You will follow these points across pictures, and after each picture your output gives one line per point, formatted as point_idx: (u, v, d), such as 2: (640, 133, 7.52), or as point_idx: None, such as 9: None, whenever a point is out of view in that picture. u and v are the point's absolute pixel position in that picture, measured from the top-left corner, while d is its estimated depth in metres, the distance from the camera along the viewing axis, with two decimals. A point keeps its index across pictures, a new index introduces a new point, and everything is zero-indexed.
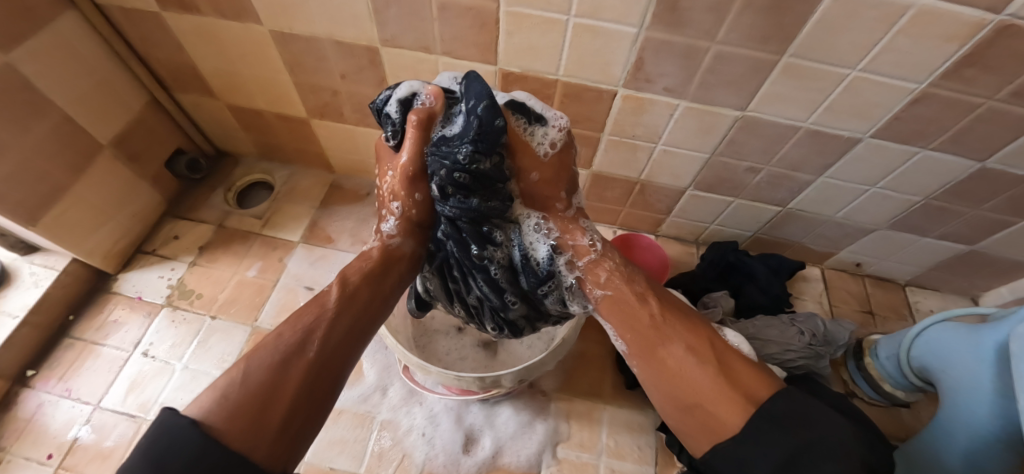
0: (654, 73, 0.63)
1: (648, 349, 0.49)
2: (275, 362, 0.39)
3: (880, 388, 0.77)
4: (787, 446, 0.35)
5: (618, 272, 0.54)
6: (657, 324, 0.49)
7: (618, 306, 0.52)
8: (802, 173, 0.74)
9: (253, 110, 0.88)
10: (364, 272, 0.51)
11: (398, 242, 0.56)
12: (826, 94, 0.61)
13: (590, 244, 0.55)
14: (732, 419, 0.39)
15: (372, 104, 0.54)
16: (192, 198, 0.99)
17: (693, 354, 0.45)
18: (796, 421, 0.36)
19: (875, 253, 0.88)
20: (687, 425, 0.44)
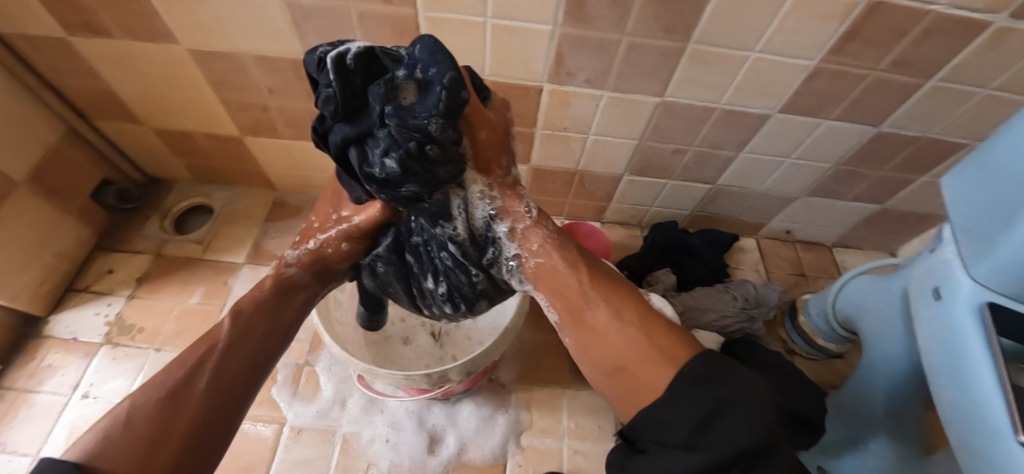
0: (574, 67, 0.66)
1: (576, 316, 0.43)
2: (161, 400, 0.35)
3: (813, 342, 0.83)
4: (707, 403, 0.30)
5: (552, 239, 0.48)
6: (586, 291, 0.44)
7: (555, 275, 0.46)
8: (724, 150, 0.79)
9: (182, 131, 0.85)
10: (257, 302, 0.48)
11: (293, 272, 0.54)
12: (732, 75, 0.66)
13: (525, 210, 0.49)
14: (657, 380, 0.34)
15: (309, 51, 0.37)
16: (125, 229, 0.95)
17: (620, 316, 0.40)
18: (713, 381, 0.31)
19: (801, 220, 0.94)
20: (615, 394, 0.39)
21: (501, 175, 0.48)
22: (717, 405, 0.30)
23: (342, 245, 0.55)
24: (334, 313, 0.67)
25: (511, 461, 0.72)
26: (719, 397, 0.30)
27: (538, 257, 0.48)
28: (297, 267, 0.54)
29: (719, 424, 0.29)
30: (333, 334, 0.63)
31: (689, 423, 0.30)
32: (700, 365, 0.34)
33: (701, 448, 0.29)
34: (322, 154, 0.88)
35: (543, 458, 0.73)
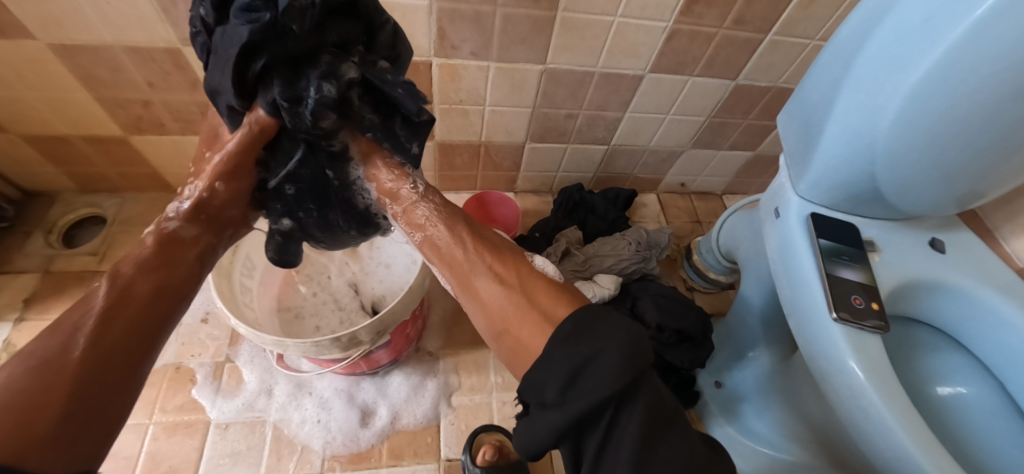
0: (456, 40, 0.69)
1: (465, 282, 0.50)
2: (31, 370, 0.34)
3: (707, 276, 0.94)
4: (574, 359, 0.37)
5: (438, 212, 0.53)
6: (468, 258, 0.50)
7: (440, 244, 0.51)
8: (610, 111, 0.86)
9: (56, 136, 0.80)
10: (140, 261, 0.45)
11: (178, 227, 0.49)
12: (602, 40, 0.72)
13: (409, 189, 0.54)
14: (535, 342, 0.41)
15: None
16: (1, 249, 0.87)
17: (500, 281, 0.48)
18: (583, 337, 0.38)
19: (691, 172, 1.05)
20: (504, 354, 0.46)
21: (384, 157, 0.53)
22: (585, 361, 0.36)
23: (216, 185, 0.49)
24: (242, 298, 0.66)
25: (443, 420, 0.77)
26: (584, 354, 0.37)
27: (424, 229, 0.53)
28: (178, 221, 0.49)
29: (583, 380, 0.35)
30: (241, 317, 0.62)
31: (560, 382, 0.36)
32: (573, 325, 0.40)
33: (568, 401, 0.35)
34: None
35: (474, 412, 0.78)
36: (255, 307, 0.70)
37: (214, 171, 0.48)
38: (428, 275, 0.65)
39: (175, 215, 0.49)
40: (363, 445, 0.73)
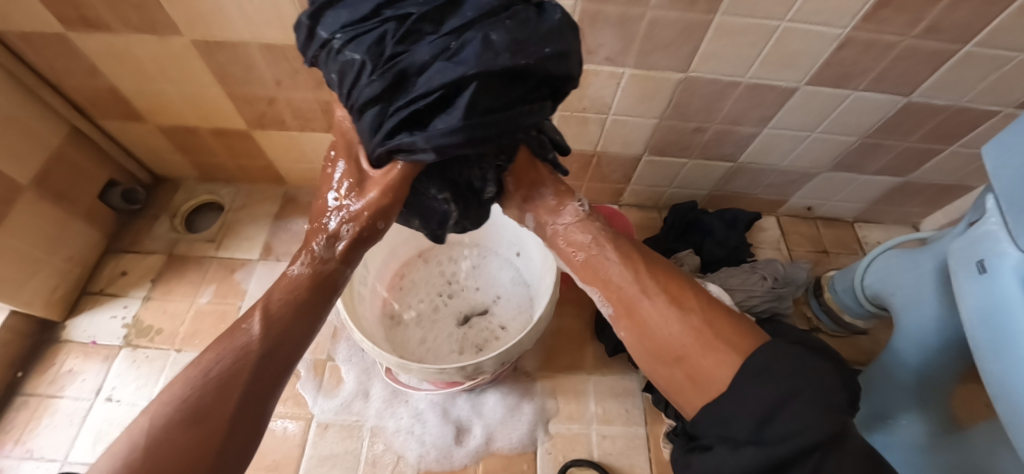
0: (594, 44, 0.62)
1: (628, 306, 0.42)
2: (167, 430, 0.31)
3: (840, 319, 0.83)
4: (766, 399, 0.28)
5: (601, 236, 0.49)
6: (631, 283, 0.43)
7: (605, 268, 0.46)
8: (744, 127, 0.76)
9: (186, 128, 0.83)
10: (290, 301, 0.41)
11: (329, 267, 0.44)
12: (759, 48, 0.62)
13: (576, 211, 0.51)
14: (718, 371, 0.33)
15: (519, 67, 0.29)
16: (134, 229, 0.94)
17: (677, 306, 0.39)
18: (773, 374, 0.30)
19: (822, 196, 0.93)
20: (674, 384, 0.37)
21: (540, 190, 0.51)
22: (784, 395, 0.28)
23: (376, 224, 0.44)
24: (359, 305, 0.66)
25: (540, 448, 0.72)
26: (779, 392, 0.28)
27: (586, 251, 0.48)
28: (335, 261, 0.45)
29: (784, 421, 0.27)
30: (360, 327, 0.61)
31: (749, 421, 0.29)
32: (761, 358, 0.32)
33: (768, 443, 0.27)
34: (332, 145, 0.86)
35: (572, 444, 0.73)
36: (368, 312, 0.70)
37: (370, 204, 0.42)
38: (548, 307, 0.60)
39: (324, 253, 0.44)
40: (457, 464, 0.71)
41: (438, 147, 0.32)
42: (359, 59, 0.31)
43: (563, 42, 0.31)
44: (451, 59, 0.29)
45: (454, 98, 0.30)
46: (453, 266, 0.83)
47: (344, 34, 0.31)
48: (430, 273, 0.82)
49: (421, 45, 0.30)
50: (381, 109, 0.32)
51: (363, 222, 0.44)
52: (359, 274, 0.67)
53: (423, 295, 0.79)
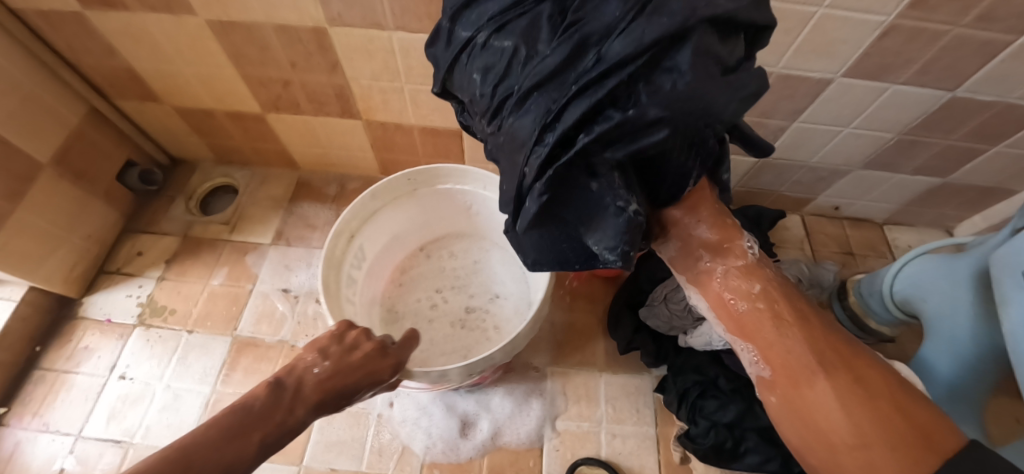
0: None
1: (779, 378, 0.35)
2: None
3: (865, 324, 0.79)
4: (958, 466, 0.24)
5: (744, 276, 0.41)
6: (778, 330, 0.36)
7: (761, 327, 0.37)
8: (773, 120, 0.73)
9: (203, 110, 0.83)
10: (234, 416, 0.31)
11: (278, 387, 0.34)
12: (794, 36, 0.58)
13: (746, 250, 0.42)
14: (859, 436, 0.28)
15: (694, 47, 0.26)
16: (150, 210, 0.95)
17: (840, 364, 0.32)
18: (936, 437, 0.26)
19: (851, 195, 0.89)
20: (805, 441, 0.33)
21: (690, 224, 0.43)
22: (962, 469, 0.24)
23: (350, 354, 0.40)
24: (347, 293, 0.64)
25: (548, 444, 0.71)
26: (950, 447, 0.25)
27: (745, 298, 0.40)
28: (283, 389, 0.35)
29: None
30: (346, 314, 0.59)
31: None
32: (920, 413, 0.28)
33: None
34: (346, 130, 0.85)
35: (580, 441, 0.71)
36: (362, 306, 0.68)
37: (358, 357, 0.40)
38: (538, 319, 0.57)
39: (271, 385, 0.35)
40: (463, 457, 0.70)
41: (546, 116, 0.30)
42: (506, 45, 0.33)
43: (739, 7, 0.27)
44: (642, 14, 0.26)
45: (623, 73, 0.27)
46: (456, 261, 0.81)
47: (491, 26, 0.34)
48: (432, 268, 0.81)
49: (601, 11, 0.28)
50: (513, 103, 0.32)
51: (335, 358, 0.38)
52: (353, 259, 0.67)
53: (425, 288, 0.78)
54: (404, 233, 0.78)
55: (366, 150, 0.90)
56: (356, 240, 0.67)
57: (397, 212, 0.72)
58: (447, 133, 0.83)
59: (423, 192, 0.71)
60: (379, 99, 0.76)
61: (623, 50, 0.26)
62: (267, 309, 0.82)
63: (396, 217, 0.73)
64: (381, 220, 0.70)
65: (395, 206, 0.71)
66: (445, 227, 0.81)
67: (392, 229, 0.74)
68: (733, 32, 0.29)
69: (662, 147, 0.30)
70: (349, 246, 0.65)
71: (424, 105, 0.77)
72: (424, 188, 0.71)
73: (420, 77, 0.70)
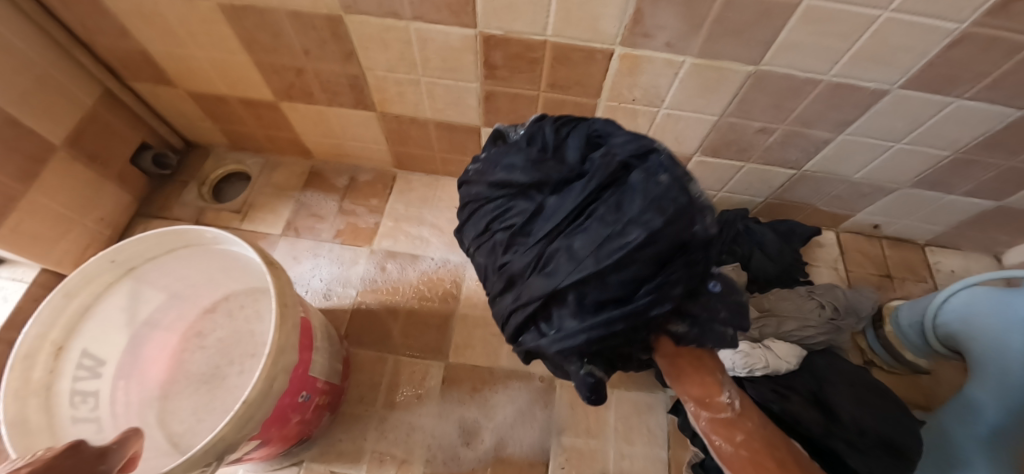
0: (653, 26, 0.54)
1: None
2: None
3: (900, 356, 0.73)
4: None
5: (723, 425, 0.44)
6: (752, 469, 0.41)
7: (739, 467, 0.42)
8: (816, 131, 0.67)
9: (216, 95, 0.81)
10: None
11: None
12: (850, 42, 0.52)
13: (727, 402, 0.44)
14: None
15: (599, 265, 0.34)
16: (163, 195, 0.94)
17: None
18: None
19: (894, 214, 0.83)
20: None
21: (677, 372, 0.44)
22: None
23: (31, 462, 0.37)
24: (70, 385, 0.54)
25: (553, 460, 0.68)
26: None
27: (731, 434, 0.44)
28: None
29: None
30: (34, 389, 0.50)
31: None
32: None
33: None
34: (361, 121, 0.82)
35: (587, 460, 0.68)
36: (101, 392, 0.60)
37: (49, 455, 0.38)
38: (284, 373, 0.47)
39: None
40: (465, 467, 0.67)
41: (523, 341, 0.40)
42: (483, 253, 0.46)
43: (653, 218, 0.34)
44: (544, 266, 0.38)
45: (541, 299, 0.37)
46: (219, 330, 0.73)
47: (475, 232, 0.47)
48: (215, 339, 0.72)
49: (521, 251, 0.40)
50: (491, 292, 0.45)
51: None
52: (75, 372, 0.56)
53: (184, 368, 0.70)
54: (167, 307, 0.68)
55: (380, 142, 0.87)
56: (72, 350, 0.55)
57: (132, 294, 0.61)
58: (464, 128, 0.79)
59: (134, 273, 0.59)
60: (395, 91, 0.73)
61: (537, 287, 0.37)
62: None
63: (123, 305, 0.60)
64: (102, 312, 0.58)
65: (122, 290, 0.59)
66: (196, 294, 0.70)
67: (126, 315, 0.62)
68: (657, 227, 0.34)
69: (600, 347, 0.37)
70: (62, 359, 0.54)
71: (442, 100, 0.73)
72: (143, 265, 0.59)
73: (439, 70, 0.66)
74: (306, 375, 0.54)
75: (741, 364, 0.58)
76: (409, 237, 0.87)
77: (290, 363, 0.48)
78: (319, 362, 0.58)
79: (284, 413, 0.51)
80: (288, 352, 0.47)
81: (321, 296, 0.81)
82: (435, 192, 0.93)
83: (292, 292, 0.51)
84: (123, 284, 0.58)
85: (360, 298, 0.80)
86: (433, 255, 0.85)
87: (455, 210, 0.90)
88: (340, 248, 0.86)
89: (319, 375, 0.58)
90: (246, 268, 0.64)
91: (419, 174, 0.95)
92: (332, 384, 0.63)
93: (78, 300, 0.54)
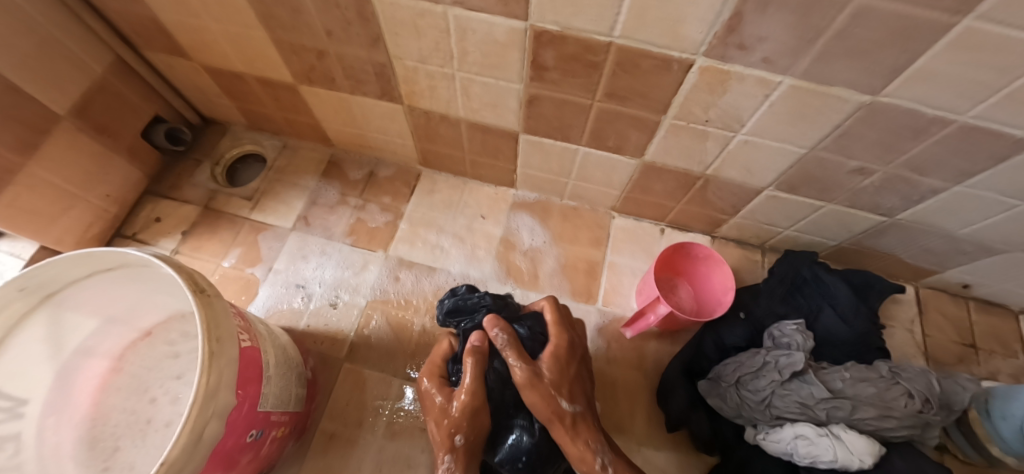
0: (751, 37, 0.42)
1: None
2: None
3: (984, 449, 0.63)
4: None
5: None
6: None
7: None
8: (928, 178, 0.55)
9: (232, 72, 0.74)
10: None
11: None
12: (1006, 79, 0.39)
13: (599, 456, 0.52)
14: None
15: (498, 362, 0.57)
16: (176, 173, 0.89)
17: None
18: None
19: (994, 277, 0.70)
20: None
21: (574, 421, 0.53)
22: None
23: None
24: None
25: None
26: None
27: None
28: None
29: None
30: None
31: None
32: None
33: None
34: (385, 113, 0.73)
35: None
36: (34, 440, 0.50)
37: None
38: (218, 417, 0.42)
39: None
40: None
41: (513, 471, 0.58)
42: None
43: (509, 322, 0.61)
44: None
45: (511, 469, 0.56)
46: (159, 356, 0.61)
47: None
48: (159, 361, 0.61)
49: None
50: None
51: None
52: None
53: (128, 401, 0.58)
54: (101, 332, 0.58)
55: (406, 137, 0.79)
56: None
57: (54, 323, 0.51)
58: (500, 132, 0.70)
59: (52, 298, 0.49)
60: (425, 85, 0.64)
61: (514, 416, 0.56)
62: (276, 303, 0.74)
63: (45, 335, 0.51)
64: (21, 347, 0.49)
65: (41, 319, 0.50)
66: (136, 317, 0.59)
67: (49, 345, 0.52)
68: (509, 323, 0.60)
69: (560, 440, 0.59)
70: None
71: (477, 99, 0.64)
72: (65, 290, 0.50)
73: (478, 66, 0.57)
74: (255, 411, 0.49)
75: (802, 452, 0.51)
76: (427, 245, 0.79)
77: (224, 406, 0.43)
78: (274, 393, 0.54)
79: (228, 456, 0.47)
80: (224, 392, 0.43)
81: (328, 303, 0.74)
82: (461, 196, 0.84)
83: (227, 318, 0.46)
84: (42, 313, 0.49)
85: (369, 309, 0.73)
86: (451, 269, 0.77)
87: (480, 219, 0.82)
88: (352, 250, 0.79)
89: (274, 407, 0.54)
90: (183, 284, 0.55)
91: (445, 175, 0.86)
92: (291, 413, 0.58)
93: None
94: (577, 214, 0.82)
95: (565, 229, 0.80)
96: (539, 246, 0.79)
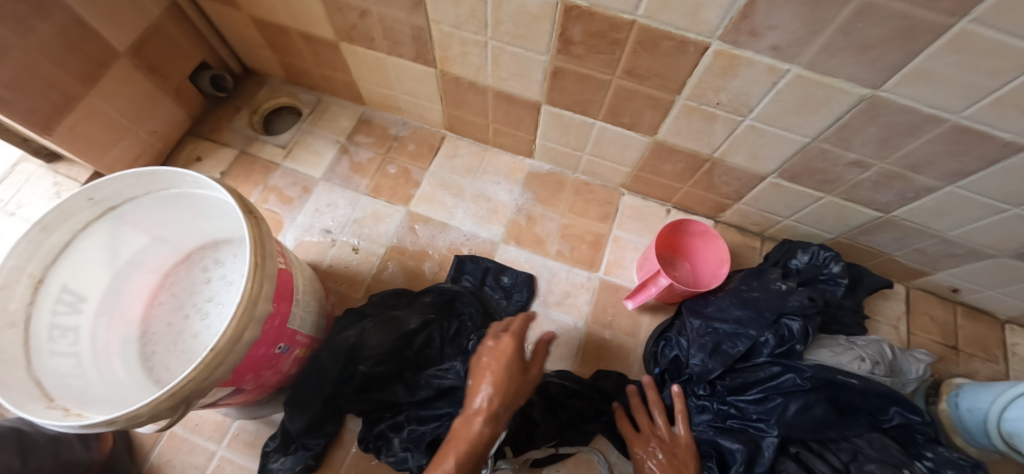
0: (762, 25, 0.46)
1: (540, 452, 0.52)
2: None
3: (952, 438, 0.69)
4: None
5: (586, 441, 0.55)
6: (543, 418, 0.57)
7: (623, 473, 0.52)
8: (921, 176, 0.58)
9: (277, 26, 0.78)
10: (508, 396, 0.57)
11: None
12: (996, 83, 0.42)
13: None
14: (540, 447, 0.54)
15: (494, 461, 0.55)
16: (216, 117, 0.95)
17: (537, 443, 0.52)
18: None
19: (980, 283, 0.73)
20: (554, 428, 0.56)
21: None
22: None
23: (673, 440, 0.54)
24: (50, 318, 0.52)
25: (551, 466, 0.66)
26: None
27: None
28: None
29: None
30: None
31: None
32: None
33: None
34: (419, 76, 0.78)
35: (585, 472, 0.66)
36: (92, 336, 0.58)
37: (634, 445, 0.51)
38: (256, 324, 0.48)
39: None
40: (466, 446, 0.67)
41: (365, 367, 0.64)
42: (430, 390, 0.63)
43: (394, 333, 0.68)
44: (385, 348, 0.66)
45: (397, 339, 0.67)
46: (196, 278, 0.68)
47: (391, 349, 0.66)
48: (199, 281, 0.67)
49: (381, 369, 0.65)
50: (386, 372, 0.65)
51: None
52: (52, 305, 0.53)
53: (172, 315, 0.65)
54: (151, 248, 0.64)
55: (434, 102, 0.84)
56: (51, 284, 0.53)
57: (112, 233, 0.57)
58: (524, 102, 0.74)
59: (113, 212, 0.55)
60: (458, 51, 0.68)
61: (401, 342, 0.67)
62: (301, 244, 0.81)
63: (103, 243, 0.57)
64: (81, 251, 0.55)
65: (103, 228, 0.56)
66: (180, 239, 0.66)
67: (108, 253, 0.58)
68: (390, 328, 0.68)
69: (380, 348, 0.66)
70: (39, 293, 0.52)
71: (505, 68, 0.68)
72: (124, 205, 0.56)
73: (509, 35, 0.61)
74: (284, 327, 0.55)
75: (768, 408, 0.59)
76: (443, 204, 0.85)
77: (263, 314, 0.49)
78: (301, 316, 0.59)
79: (258, 362, 0.53)
80: (263, 302, 0.49)
81: (350, 248, 0.81)
82: (480, 162, 0.89)
83: (271, 240, 0.52)
84: (102, 223, 0.56)
85: (386, 257, 0.80)
86: (463, 227, 0.83)
87: (496, 185, 0.87)
88: (370, 200, 0.85)
89: (300, 329, 0.60)
90: (220, 210, 0.60)
91: (467, 141, 0.92)
92: (316, 338, 0.66)
93: (53, 237, 0.52)
94: (589, 189, 0.87)
95: (574, 203, 0.86)
96: (550, 215, 0.84)
